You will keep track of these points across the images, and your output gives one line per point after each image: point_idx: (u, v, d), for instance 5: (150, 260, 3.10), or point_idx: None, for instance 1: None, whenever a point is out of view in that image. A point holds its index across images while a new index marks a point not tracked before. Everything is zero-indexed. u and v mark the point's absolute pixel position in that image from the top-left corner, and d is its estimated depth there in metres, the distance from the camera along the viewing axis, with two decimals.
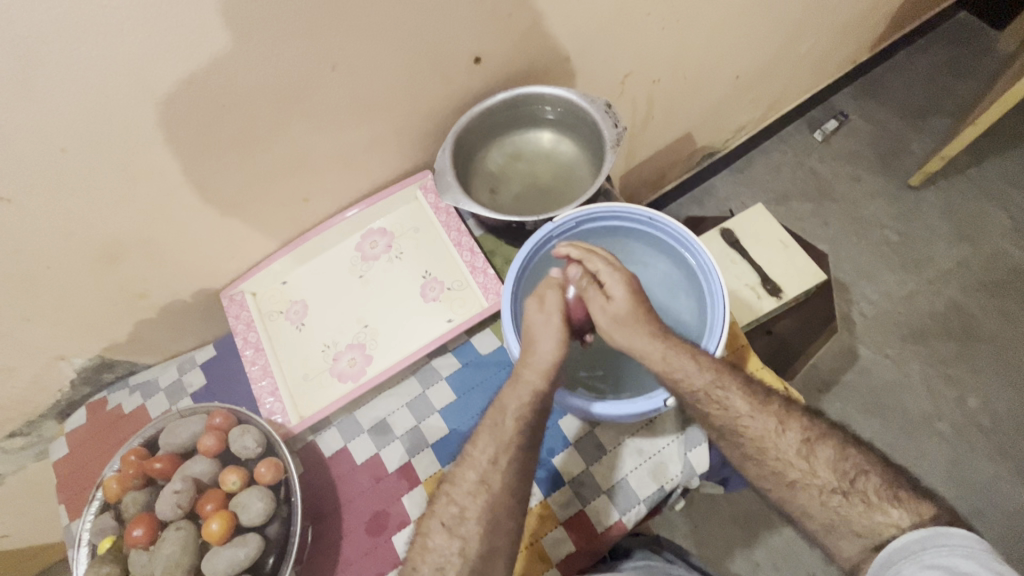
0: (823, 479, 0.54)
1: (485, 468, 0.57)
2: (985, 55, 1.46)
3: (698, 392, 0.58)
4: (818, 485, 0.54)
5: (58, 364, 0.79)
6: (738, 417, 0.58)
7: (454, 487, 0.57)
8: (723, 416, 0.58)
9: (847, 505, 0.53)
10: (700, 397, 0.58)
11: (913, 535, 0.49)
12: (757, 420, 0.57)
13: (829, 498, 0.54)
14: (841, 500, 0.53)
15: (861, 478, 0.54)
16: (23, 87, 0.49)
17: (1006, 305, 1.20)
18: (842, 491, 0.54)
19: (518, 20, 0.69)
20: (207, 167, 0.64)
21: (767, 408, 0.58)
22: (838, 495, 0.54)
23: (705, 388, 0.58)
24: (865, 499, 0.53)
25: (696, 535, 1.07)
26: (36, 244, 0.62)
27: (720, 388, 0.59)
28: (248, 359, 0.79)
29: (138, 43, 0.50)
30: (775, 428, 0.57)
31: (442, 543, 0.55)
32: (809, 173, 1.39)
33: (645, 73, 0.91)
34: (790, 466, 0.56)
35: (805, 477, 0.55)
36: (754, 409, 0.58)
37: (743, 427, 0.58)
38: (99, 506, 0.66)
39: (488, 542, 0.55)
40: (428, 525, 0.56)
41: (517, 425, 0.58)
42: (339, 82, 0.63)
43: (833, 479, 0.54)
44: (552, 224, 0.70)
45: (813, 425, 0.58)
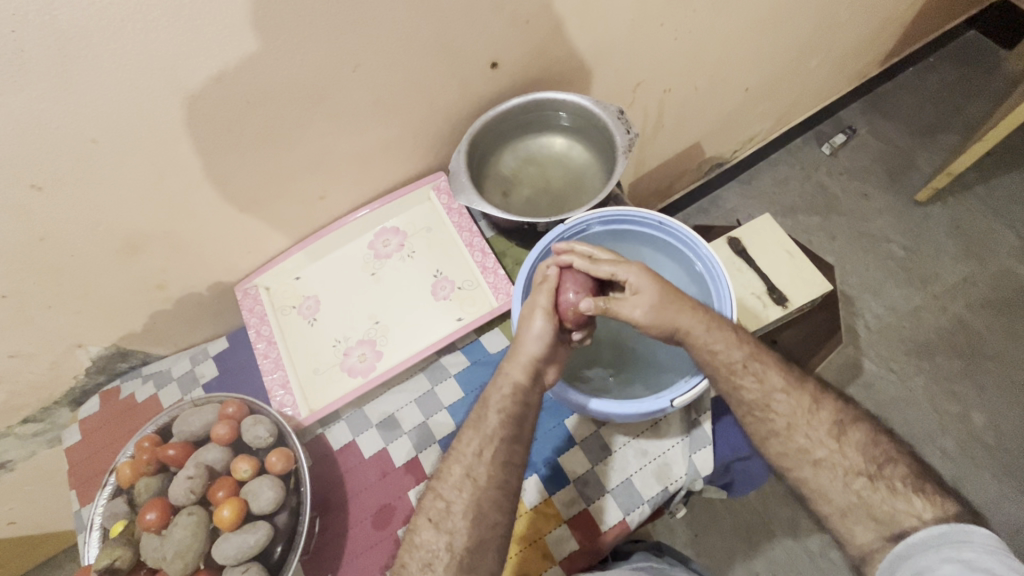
0: (851, 462, 0.56)
1: (470, 462, 0.57)
2: (993, 74, 1.48)
3: (736, 362, 0.60)
4: (845, 466, 0.56)
5: (75, 352, 0.80)
6: (772, 391, 0.60)
7: (441, 481, 0.58)
8: (756, 390, 0.60)
9: (870, 488, 0.54)
10: (737, 367, 0.60)
11: (934, 529, 0.50)
12: (790, 397, 0.59)
13: (851, 481, 0.55)
14: (866, 483, 0.55)
15: (889, 464, 0.55)
16: (62, 79, 0.51)
17: (1011, 322, 1.20)
18: (868, 474, 0.55)
19: (535, 27, 0.70)
20: (230, 163, 0.66)
21: (802, 387, 0.60)
22: (863, 478, 0.55)
23: (742, 360, 0.60)
24: (890, 485, 0.54)
25: (698, 542, 1.08)
26: (64, 232, 0.64)
27: (756, 362, 0.61)
28: (261, 351, 0.80)
29: (170, 41, 0.52)
30: (807, 407, 0.59)
31: (430, 537, 0.55)
32: (816, 187, 1.40)
33: (658, 82, 0.92)
34: (818, 444, 0.57)
35: (832, 457, 0.56)
36: (788, 387, 0.60)
37: (774, 402, 0.59)
38: (111, 490, 0.68)
39: (474, 534, 0.55)
40: (416, 521, 0.57)
41: (501, 419, 0.59)
42: (361, 84, 0.65)
43: (861, 462, 0.56)
44: (564, 226, 0.71)
45: (847, 409, 0.59)
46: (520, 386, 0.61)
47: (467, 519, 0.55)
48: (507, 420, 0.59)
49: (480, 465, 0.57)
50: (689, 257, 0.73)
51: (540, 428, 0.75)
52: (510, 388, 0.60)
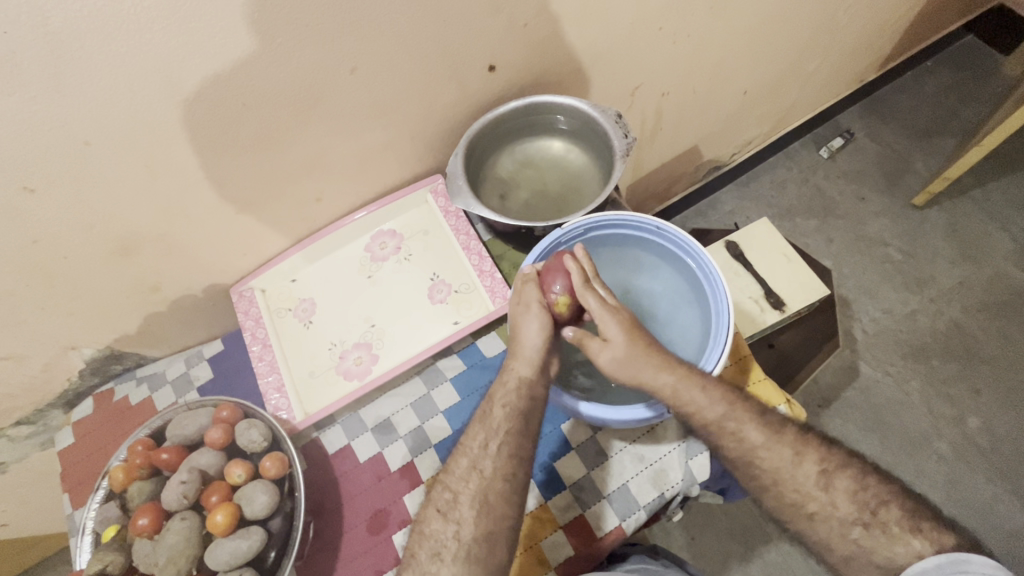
0: (844, 512, 0.56)
1: (477, 454, 0.58)
2: (991, 78, 1.48)
3: (710, 425, 0.59)
4: (838, 516, 0.56)
5: (69, 354, 0.80)
6: (752, 449, 0.58)
7: (448, 474, 0.58)
8: (737, 448, 0.59)
9: (867, 535, 0.54)
10: (712, 428, 0.59)
11: (934, 561, 0.50)
12: (771, 452, 0.58)
13: (849, 530, 0.55)
14: (862, 531, 0.55)
15: (881, 508, 0.55)
16: (55, 80, 0.50)
17: (1007, 327, 1.20)
18: (863, 521, 0.55)
19: (533, 31, 0.70)
20: (226, 165, 0.66)
21: (782, 439, 0.59)
22: (858, 526, 0.55)
23: (716, 421, 0.59)
24: (884, 528, 0.54)
25: (693, 546, 1.08)
26: (57, 233, 0.63)
27: (731, 420, 0.59)
28: (256, 354, 0.80)
29: (166, 42, 0.51)
30: (792, 459, 0.58)
31: (439, 527, 0.55)
32: (814, 190, 1.40)
33: (656, 85, 0.92)
34: (808, 498, 0.57)
35: (823, 509, 0.56)
36: (768, 441, 0.59)
37: (757, 457, 0.58)
38: (104, 494, 0.67)
39: (482, 527, 0.54)
40: (426, 513, 0.57)
41: (506, 413, 0.59)
42: (358, 85, 0.65)
43: (853, 511, 0.55)
44: (561, 230, 0.71)
45: (830, 455, 0.59)
46: (527, 380, 0.61)
47: (474, 509, 0.55)
48: (511, 414, 0.59)
49: (486, 457, 0.57)
50: (687, 263, 0.72)
51: None
52: (515, 384, 0.60)
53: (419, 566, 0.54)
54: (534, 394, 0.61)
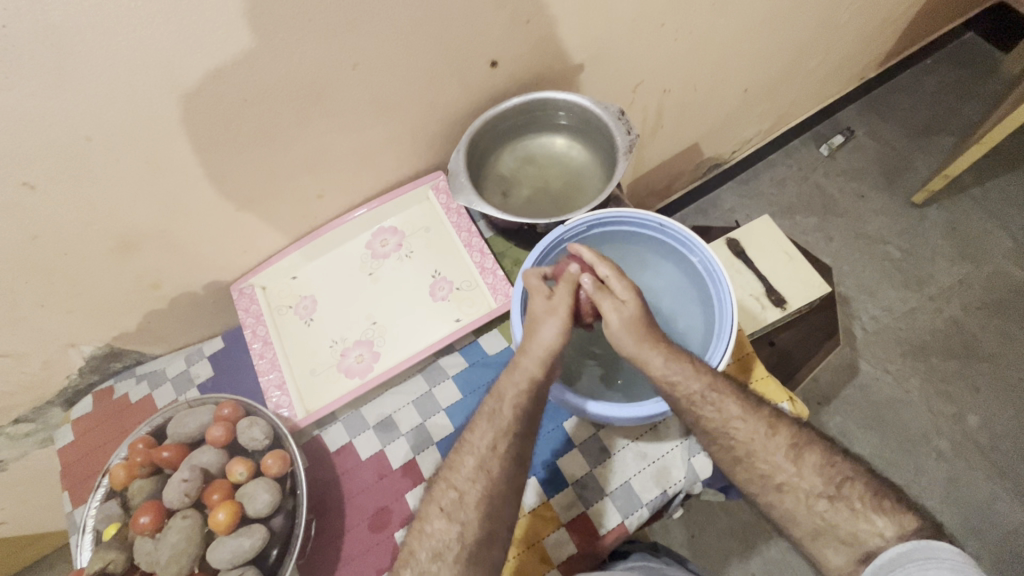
0: (809, 483, 0.56)
1: (485, 454, 0.57)
2: (990, 77, 1.48)
3: (693, 394, 0.59)
4: (805, 489, 0.56)
5: (68, 351, 0.79)
6: (728, 419, 0.59)
7: (454, 473, 0.57)
8: (715, 418, 0.59)
9: (833, 510, 0.54)
10: (695, 399, 0.59)
11: (902, 548, 0.50)
12: (747, 423, 0.58)
13: (815, 504, 0.55)
14: (828, 504, 0.55)
15: (846, 484, 0.55)
16: (55, 75, 0.49)
17: (1006, 325, 1.21)
18: (828, 496, 0.55)
19: (535, 27, 0.70)
20: (226, 162, 0.65)
21: (759, 412, 0.59)
22: (824, 499, 0.55)
23: (699, 391, 0.59)
24: (850, 505, 0.54)
25: (694, 543, 1.08)
26: (56, 230, 0.63)
27: (713, 391, 0.59)
28: (257, 352, 0.79)
29: (166, 36, 0.51)
30: (764, 432, 0.58)
31: (442, 527, 0.55)
32: (814, 188, 1.40)
33: (657, 82, 0.92)
34: (778, 469, 0.57)
35: (791, 480, 0.56)
36: (745, 413, 0.59)
37: (733, 429, 0.58)
38: (105, 492, 0.67)
39: (484, 527, 0.55)
40: (426, 509, 0.57)
41: (515, 414, 0.59)
42: (359, 81, 0.64)
43: (819, 484, 0.56)
44: (564, 227, 0.71)
45: (800, 432, 0.59)
46: (537, 381, 0.60)
47: (480, 512, 0.55)
48: (520, 414, 0.59)
49: (494, 459, 0.57)
50: (690, 259, 0.72)
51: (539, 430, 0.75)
52: (524, 388, 0.60)
53: (419, 565, 0.54)
54: (536, 392, 0.60)
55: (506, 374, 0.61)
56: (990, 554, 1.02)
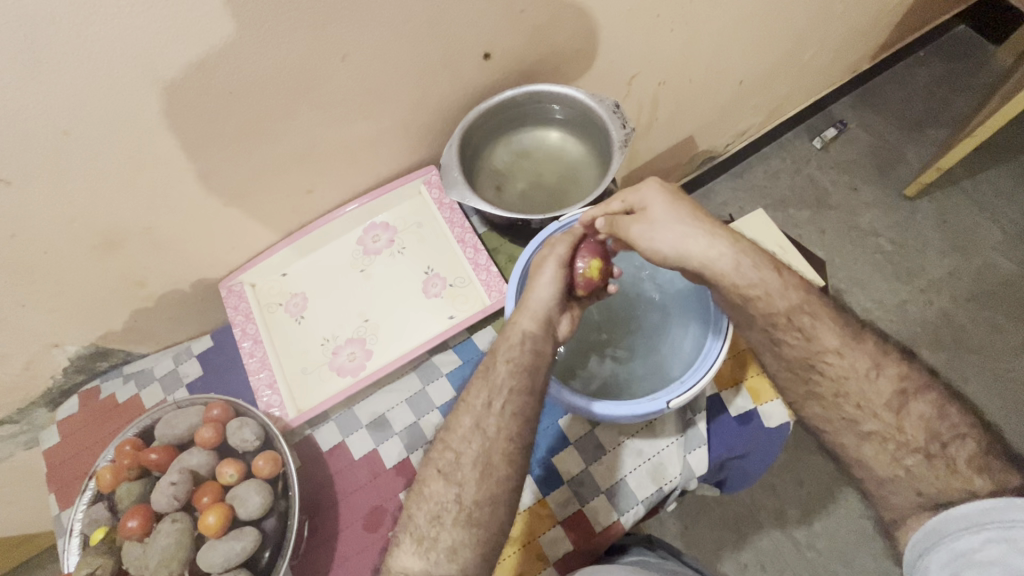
0: (908, 437, 0.53)
1: (480, 413, 0.55)
2: (982, 69, 1.48)
3: (777, 314, 0.59)
4: (900, 441, 0.53)
5: (52, 351, 0.77)
6: (824, 352, 0.57)
7: (450, 434, 0.56)
8: (802, 347, 0.58)
9: (926, 466, 0.51)
10: (779, 320, 0.59)
11: (980, 504, 0.46)
12: (844, 358, 0.56)
13: (904, 457, 0.53)
14: (921, 461, 0.52)
15: (955, 441, 0.51)
16: (31, 65, 0.47)
17: (995, 317, 1.21)
18: (926, 452, 0.52)
19: (530, 17, 0.68)
20: (214, 157, 0.64)
21: (863, 347, 0.57)
22: (919, 455, 0.52)
23: (786, 312, 0.59)
24: (949, 463, 0.51)
25: (686, 535, 1.08)
26: (37, 229, 0.61)
27: (805, 315, 0.58)
28: (246, 351, 0.78)
29: (145, 25, 0.49)
30: (867, 370, 0.56)
31: (439, 489, 0.54)
32: (807, 181, 1.40)
33: (653, 75, 0.91)
34: (871, 416, 0.55)
35: (886, 429, 0.54)
36: (844, 347, 0.57)
37: (825, 361, 0.57)
38: (92, 495, 0.66)
39: (484, 489, 0.52)
40: (425, 472, 0.56)
41: (509, 368, 0.57)
42: (348, 73, 0.62)
43: (920, 439, 0.52)
44: (557, 223, 0.70)
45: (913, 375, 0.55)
46: (531, 335, 0.59)
47: (477, 472, 0.53)
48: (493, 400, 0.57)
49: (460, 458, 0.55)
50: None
51: None
52: None
53: (418, 530, 0.53)
54: None
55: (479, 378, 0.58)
56: None
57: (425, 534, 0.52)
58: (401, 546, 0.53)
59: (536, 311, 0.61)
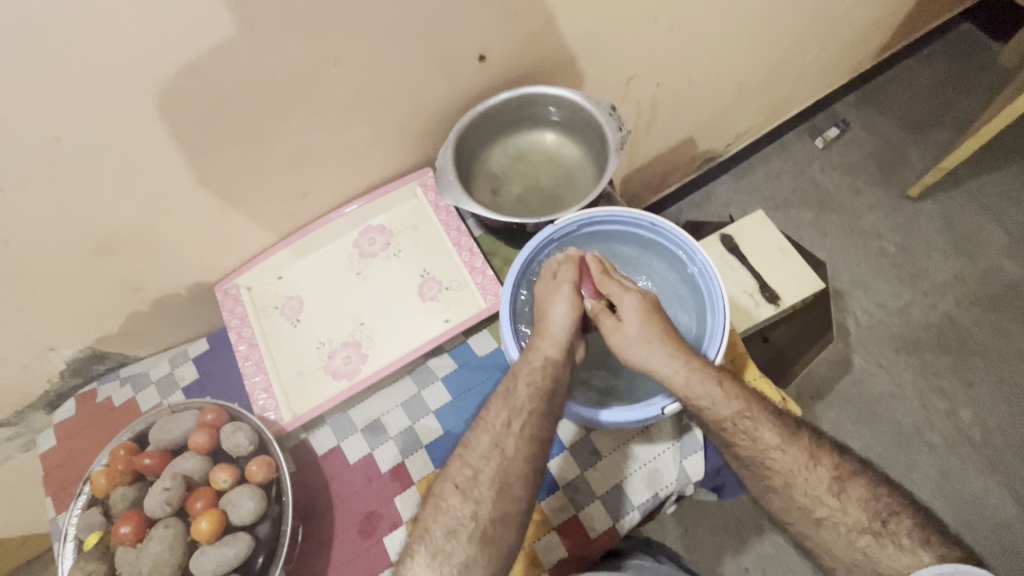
0: (854, 518, 0.54)
1: (499, 432, 0.56)
2: (987, 68, 1.46)
3: (725, 422, 0.57)
4: (848, 524, 0.53)
5: (48, 355, 0.77)
6: (766, 449, 0.56)
7: (469, 450, 0.57)
8: (751, 447, 0.57)
9: (876, 545, 0.52)
10: (727, 426, 0.57)
11: (931, 572, 0.48)
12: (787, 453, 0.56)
13: (857, 538, 0.53)
14: (871, 540, 0.52)
15: (893, 518, 0.53)
16: (23, 73, 0.47)
17: (999, 320, 1.20)
18: (873, 531, 0.53)
19: (525, 20, 0.68)
20: (206, 161, 0.64)
21: (798, 441, 0.57)
22: (866, 534, 0.53)
23: (731, 418, 0.57)
24: (896, 541, 0.52)
25: (686, 539, 1.07)
26: (32, 234, 0.61)
27: (747, 418, 0.57)
28: (242, 354, 0.78)
29: (134, 32, 0.48)
30: (805, 462, 0.56)
31: (456, 504, 0.54)
32: (809, 181, 1.39)
33: (651, 77, 0.90)
34: (818, 502, 0.55)
35: (834, 515, 0.54)
36: (784, 442, 0.56)
37: (770, 458, 0.56)
38: (86, 500, 0.65)
39: (499, 507, 0.53)
40: (442, 487, 0.56)
41: (530, 392, 0.57)
42: (342, 77, 0.62)
43: (863, 519, 0.53)
44: (552, 227, 0.70)
45: (845, 463, 0.57)
46: (553, 360, 0.60)
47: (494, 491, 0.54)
48: None
49: None
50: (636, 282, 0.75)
51: None
52: (512, 390, 0.58)
53: (432, 542, 0.53)
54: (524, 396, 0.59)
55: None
56: (980, 548, 1.02)
57: (440, 546, 0.52)
58: (415, 559, 0.53)
59: (556, 337, 0.61)
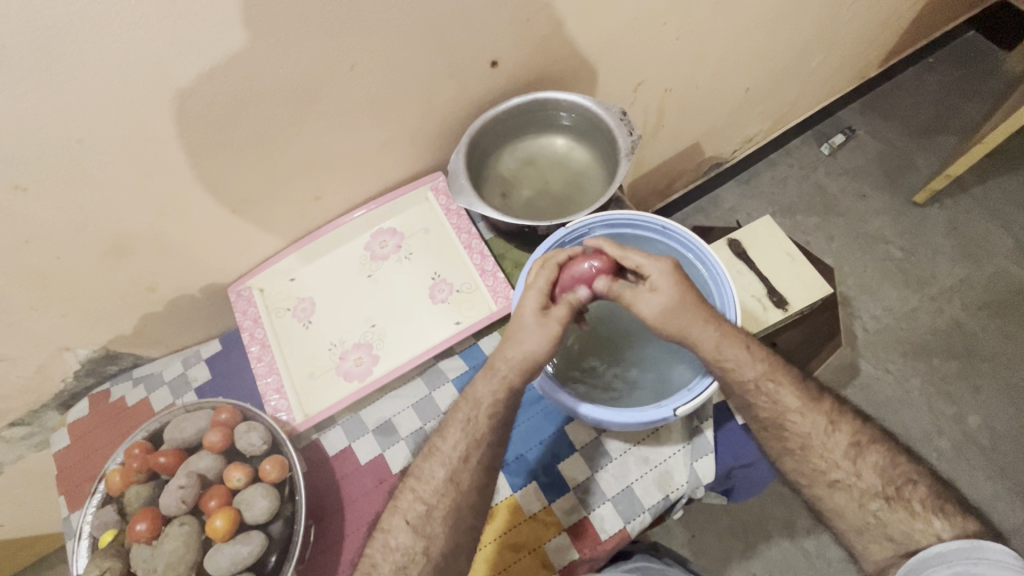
0: (867, 483, 0.56)
1: (455, 467, 0.58)
2: (992, 75, 1.47)
3: (749, 382, 0.60)
4: (861, 488, 0.57)
5: (64, 355, 0.78)
6: (786, 412, 0.59)
7: None
8: (769, 409, 0.60)
9: (888, 510, 0.55)
10: (750, 386, 0.60)
11: (950, 545, 0.50)
12: (805, 416, 0.59)
13: (868, 502, 0.56)
14: (883, 504, 0.55)
15: (908, 486, 0.55)
16: (47, 76, 0.49)
17: (1007, 325, 1.20)
18: (885, 496, 0.56)
19: (536, 26, 0.69)
20: (221, 163, 0.64)
21: (818, 407, 0.60)
22: (880, 499, 0.56)
23: (756, 379, 0.60)
24: (909, 507, 0.54)
25: (694, 544, 1.07)
26: (51, 234, 0.62)
27: (770, 380, 0.60)
28: (254, 355, 0.79)
29: (154, 37, 0.49)
30: (824, 428, 0.59)
31: (407, 540, 0.56)
32: (815, 187, 1.39)
33: (659, 82, 0.91)
34: (834, 467, 0.58)
35: (847, 478, 0.57)
36: (804, 406, 0.59)
37: (788, 421, 0.59)
38: (101, 498, 0.66)
39: None
40: (392, 522, 0.58)
41: None
42: (357, 82, 0.63)
43: (879, 484, 0.56)
44: (565, 229, 0.70)
45: (865, 429, 0.59)
46: (513, 378, 0.58)
47: (447, 526, 0.56)
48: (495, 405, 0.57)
49: None
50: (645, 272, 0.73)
51: (538, 434, 0.74)
52: (522, 391, 0.59)
53: None
54: None
55: (481, 378, 0.59)
56: None
57: None
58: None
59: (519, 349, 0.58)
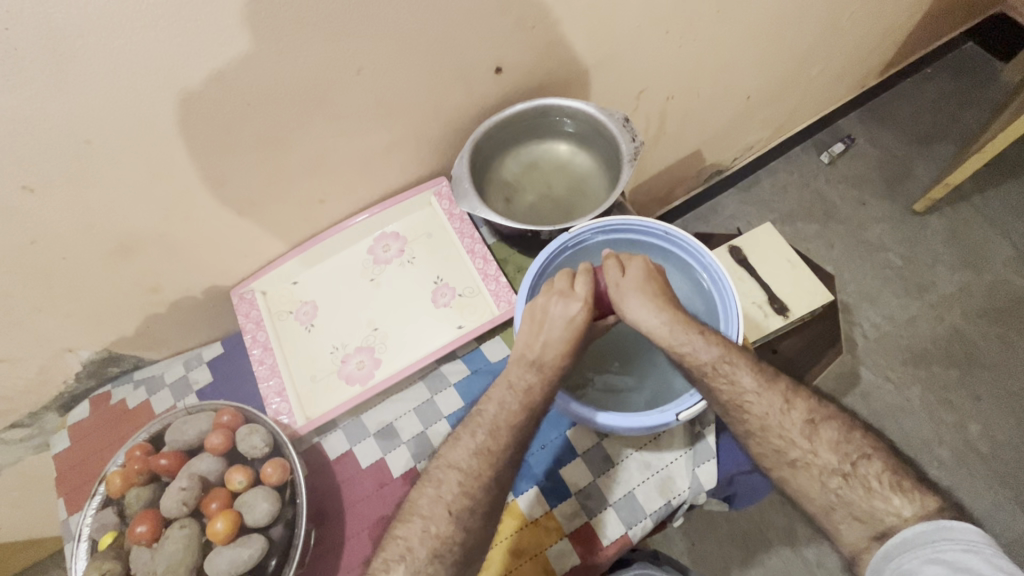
0: (825, 461, 0.55)
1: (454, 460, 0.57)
2: (990, 85, 1.48)
3: (704, 366, 0.60)
4: (820, 466, 0.55)
5: (65, 356, 0.78)
6: (744, 394, 0.59)
7: None
8: (729, 391, 0.59)
9: (847, 487, 0.54)
10: (707, 370, 0.60)
11: (916, 529, 0.49)
12: (761, 397, 0.58)
13: (829, 480, 0.55)
14: (841, 481, 0.54)
15: (862, 461, 0.55)
16: (55, 76, 0.49)
17: (1006, 333, 1.20)
18: (843, 473, 0.54)
19: (540, 33, 0.69)
20: (227, 165, 0.65)
21: (773, 387, 0.59)
22: (838, 477, 0.54)
23: (711, 363, 0.60)
24: (866, 483, 0.53)
25: (693, 552, 1.06)
26: (56, 235, 0.62)
27: (726, 363, 0.60)
28: (256, 358, 0.79)
29: (162, 38, 0.50)
30: (780, 406, 0.58)
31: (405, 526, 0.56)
32: (815, 196, 1.40)
33: (661, 90, 0.92)
34: (791, 444, 0.57)
35: (806, 457, 0.56)
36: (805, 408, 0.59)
37: (746, 403, 0.59)
38: (101, 500, 0.66)
39: None
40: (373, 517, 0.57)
41: None
42: (363, 86, 0.64)
43: (834, 461, 0.55)
44: (568, 234, 0.71)
45: (820, 408, 0.58)
46: None
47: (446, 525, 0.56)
48: None
49: None
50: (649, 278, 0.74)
51: (541, 439, 0.74)
52: None
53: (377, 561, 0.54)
54: None
55: None
56: None
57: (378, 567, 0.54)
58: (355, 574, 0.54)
59: None
